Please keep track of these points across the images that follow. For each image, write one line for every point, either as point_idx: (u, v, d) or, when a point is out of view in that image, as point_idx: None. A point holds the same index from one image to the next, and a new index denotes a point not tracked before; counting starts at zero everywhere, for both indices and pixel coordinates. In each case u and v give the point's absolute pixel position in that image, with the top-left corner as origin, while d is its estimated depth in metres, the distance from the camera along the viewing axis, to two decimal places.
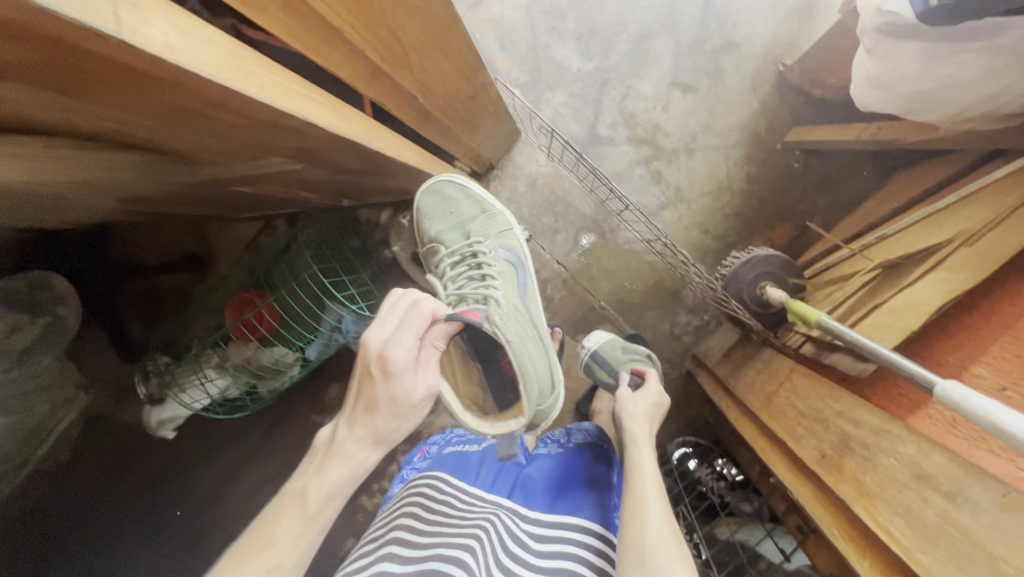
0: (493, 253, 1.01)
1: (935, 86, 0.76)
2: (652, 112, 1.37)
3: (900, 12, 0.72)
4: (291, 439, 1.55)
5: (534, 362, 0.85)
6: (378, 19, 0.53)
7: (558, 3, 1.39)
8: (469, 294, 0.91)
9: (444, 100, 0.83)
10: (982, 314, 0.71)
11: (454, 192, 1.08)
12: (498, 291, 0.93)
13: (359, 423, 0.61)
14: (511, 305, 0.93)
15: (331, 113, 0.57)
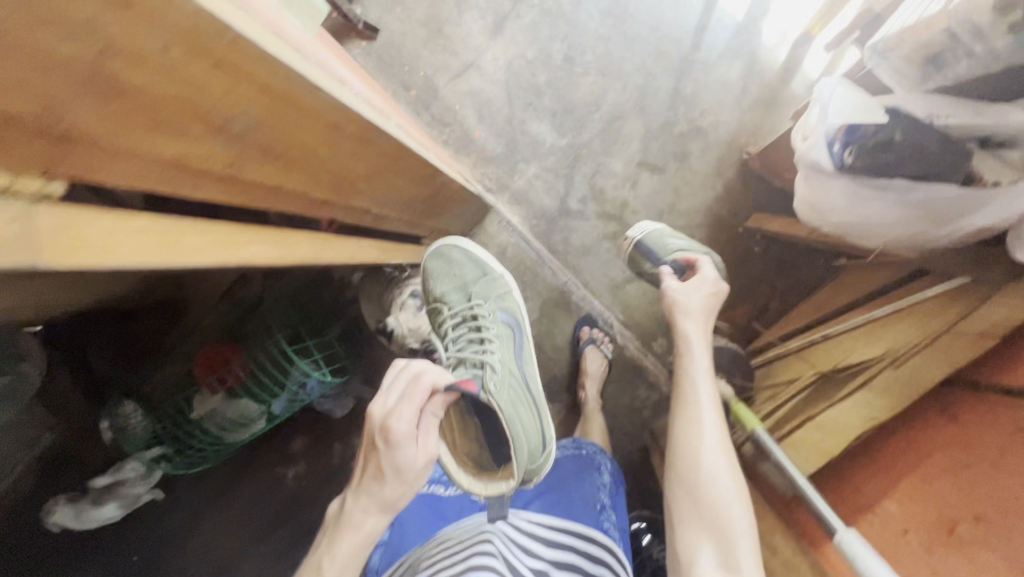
0: (492, 315, 1.05)
1: (861, 220, 0.81)
2: (620, 189, 1.42)
3: (820, 159, 0.78)
4: (251, 492, 1.53)
5: (523, 425, 0.85)
6: (325, 170, 0.57)
7: (535, 80, 1.44)
8: (467, 358, 0.96)
9: (404, 203, 0.87)
10: (900, 445, 0.76)
11: (459, 257, 1.14)
12: (496, 355, 0.97)
13: (368, 494, 0.70)
14: (505, 367, 0.96)
15: (274, 245, 0.59)
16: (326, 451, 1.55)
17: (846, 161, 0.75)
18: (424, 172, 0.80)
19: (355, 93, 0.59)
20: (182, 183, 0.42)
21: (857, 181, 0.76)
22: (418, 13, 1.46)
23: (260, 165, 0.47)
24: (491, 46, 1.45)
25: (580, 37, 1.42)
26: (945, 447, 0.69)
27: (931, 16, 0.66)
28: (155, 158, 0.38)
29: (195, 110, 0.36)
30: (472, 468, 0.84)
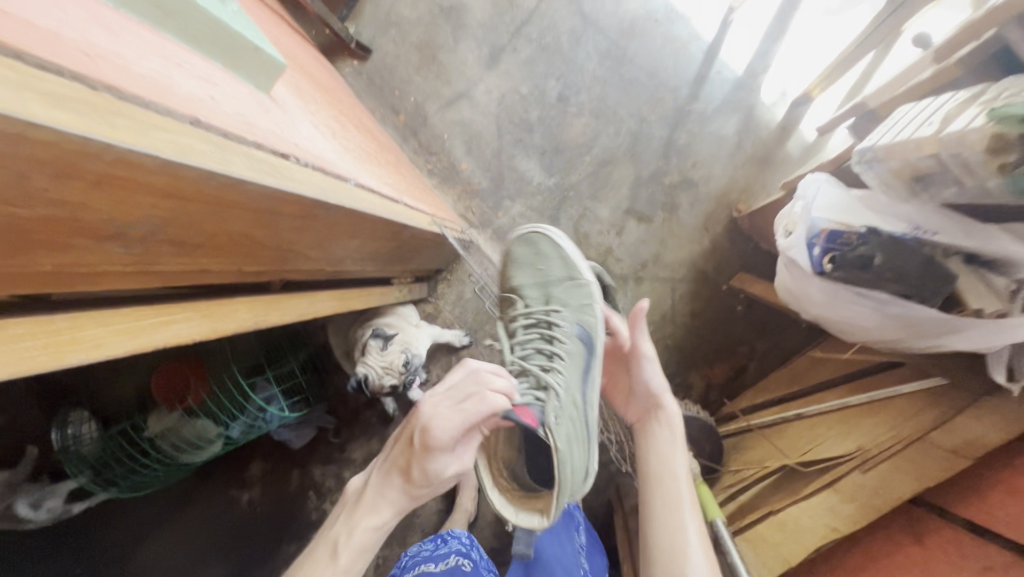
0: (567, 326, 0.82)
1: (843, 318, 0.84)
2: (605, 236, 1.39)
3: (804, 260, 0.80)
4: (200, 515, 1.45)
5: (575, 465, 0.71)
6: (264, 247, 0.53)
7: (527, 116, 1.41)
8: (530, 369, 0.79)
9: (367, 256, 0.82)
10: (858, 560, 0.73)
11: (548, 248, 0.88)
12: (562, 377, 0.78)
13: (393, 483, 0.65)
14: (570, 387, 0.78)
15: (205, 321, 0.55)
16: (284, 477, 1.50)
17: (825, 267, 0.78)
18: (386, 230, 0.76)
19: (303, 164, 0.55)
20: (70, 286, 0.38)
21: (834, 284, 0.79)
22: (413, 37, 1.42)
23: (174, 258, 0.43)
24: (485, 77, 1.41)
25: (576, 76, 1.39)
26: (906, 572, 0.66)
27: (915, 136, 0.68)
28: (28, 275, 0.33)
29: (70, 230, 0.32)
30: (510, 485, 0.79)
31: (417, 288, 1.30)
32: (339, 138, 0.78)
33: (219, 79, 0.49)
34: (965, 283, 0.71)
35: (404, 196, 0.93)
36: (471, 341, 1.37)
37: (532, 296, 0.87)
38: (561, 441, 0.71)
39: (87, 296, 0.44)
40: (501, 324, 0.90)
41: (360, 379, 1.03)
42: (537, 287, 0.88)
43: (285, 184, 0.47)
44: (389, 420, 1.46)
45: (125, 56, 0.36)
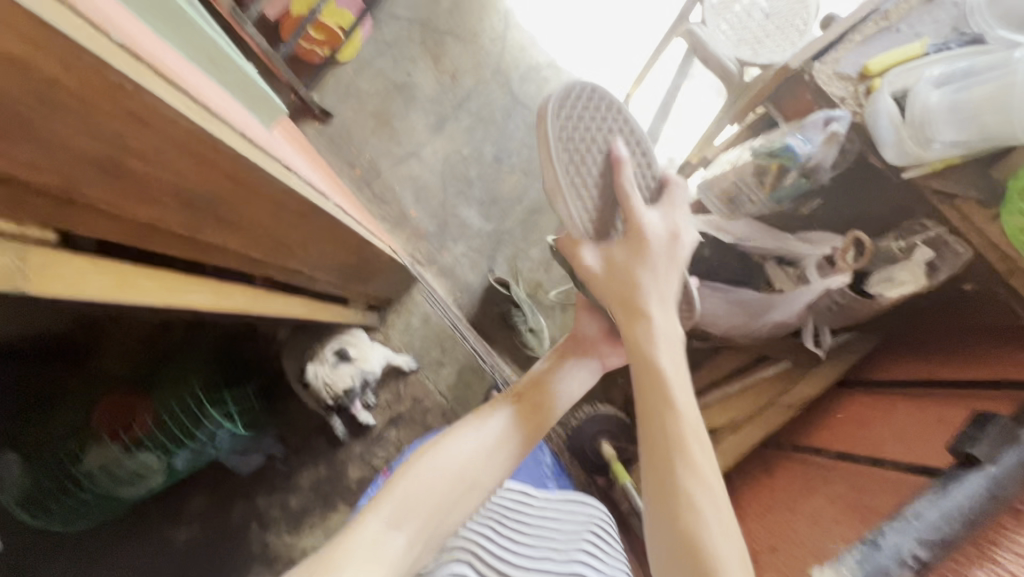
0: (879, 99, 0.76)
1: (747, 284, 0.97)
2: (535, 272, 1.63)
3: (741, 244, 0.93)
4: (131, 556, 1.41)
5: (905, 150, 0.74)
6: (268, 237, 0.70)
7: (468, 173, 1.66)
8: (911, 85, 0.74)
9: (335, 268, 0.98)
10: (739, 502, 0.93)
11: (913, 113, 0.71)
12: (886, 107, 0.75)
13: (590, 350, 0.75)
14: (901, 132, 0.73)
15: (214, 293, 0.70)
16: (227, 510, 1.48)
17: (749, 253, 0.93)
18: (356, 242, 0.94)
19: (301, 179, 0.74)
20: (148, 237, 0.54)
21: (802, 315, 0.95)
22: (370, 106, 1.67)
23: (215, 229, 0.60)
24: (432, 140, 1.67)
25: (508, 142, 1.68)
26: (772, 494, 0.86)
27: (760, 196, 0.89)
28: (133, 220, 0.50)
29: (176, 189, 0.49)
30: (925, 139, 0.71)
31: (369, 314, 1.48)
32: (318, 173, 0.97)
33: (249, 117, 0.68)
34: (775, 271, 0.93)
35: (368, 228, 1.12)
36: (418, 365, 1.54)
37: (890, 107, 0.74)
38: (908, 154, 0.73)
39: (136, 261, 0.58)
40: (919, 90, 0.72)
41: (307, 379, 1.22)
42: (912, 105, 0.72)
43: (294, 186, 0.65)
44: (337, 444, 1.52)
45: (203, 88, 0.54)
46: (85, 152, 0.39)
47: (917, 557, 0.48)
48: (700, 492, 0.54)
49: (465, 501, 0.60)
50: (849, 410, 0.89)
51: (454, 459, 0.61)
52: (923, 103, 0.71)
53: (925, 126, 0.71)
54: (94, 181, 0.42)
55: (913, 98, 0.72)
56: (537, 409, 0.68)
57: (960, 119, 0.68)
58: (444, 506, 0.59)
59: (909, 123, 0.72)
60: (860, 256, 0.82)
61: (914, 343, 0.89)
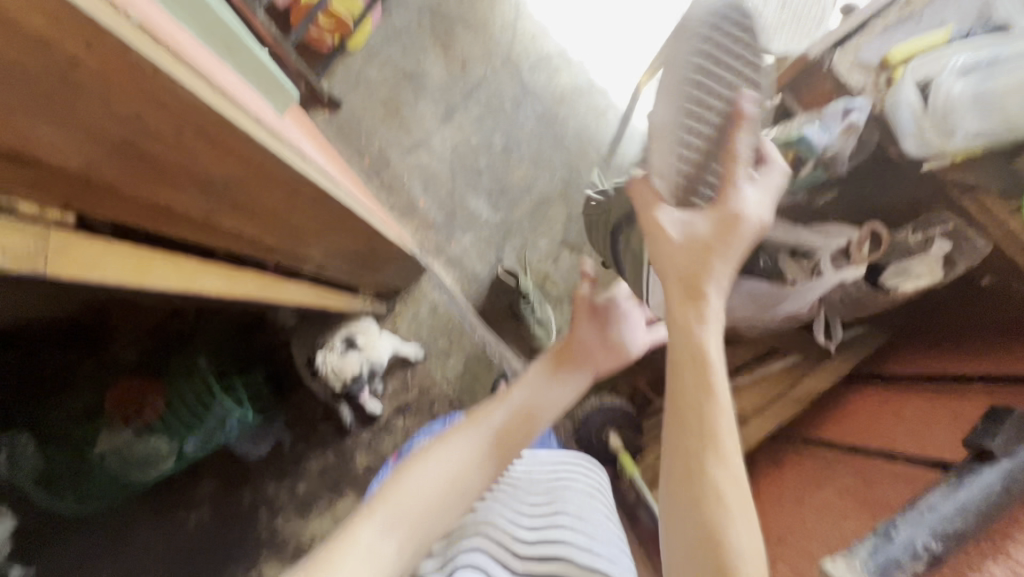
0: (901, 89, 0.74)
1: None
2: (544, 263, 1.62)
3: None
4: (142, 539, 1.43)
5: (930, 139, 0.73)
6: (281, 223, 0.70)
7: (477, 163, 1.66)
8: (934, 69, 0.72)
9: (345, 256, 0.98)
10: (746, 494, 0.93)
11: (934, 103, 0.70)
12: (909, 96, 0.73)
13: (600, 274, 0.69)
14: (923, 123, 0.72)
15: (227, 279, 0.70)
16: (237, 495, 1.50)
17: None
18: (367, 231, 0.94)
19: (314, 166, 0.74)
20: (164, 220, 0.54)
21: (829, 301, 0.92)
22: (379, 95, 1.66)
23: (230, 214, 0.60)
24: (441, 129, 1.67)
25: (517, 132, 1.67)
26: (780, 486, 0.86)
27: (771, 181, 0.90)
28: (150, 204, 0.50)
29: (192, 173, 0.49)
30: (949, 128, 0.70)
31: (378, 303, 1.48)
32: (330, 160, 0.96)
33: (262, 103, 0.68)
34: None
35: (377, 215, 1.11)
36: (426, 355, 1.55)
37: (913, 95, 0.73)
38: (934, 144, 0.72)
39: (151, 245, 0.58)
40: (942, 76, 0.70)
41: (313, 367, 1.22)
42: (934, 92, 0.70)
43: (308, 174, 0.65)
44: (345, 431, 1.53)
45: (219, 71, 0.54)
46: (104, 134, 0.39)
47: (930, 550, 0.48)
48: (725, 478, 0.48)
49: (442, 516, 0.73)
50: (859, 404, 0.89)
51: (437, 467, 0.77)
52: (945, 90, 0.69)
53: (948, 114, 0.69)
54: (114, 163, 0.43)
55: (935, 85, 0.70)
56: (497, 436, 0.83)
57: (983, 104, 0.66)
58: (427, 519, 0.72)
59: (931, 111, 0.71)
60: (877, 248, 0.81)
61: (926, 337, 0.88)
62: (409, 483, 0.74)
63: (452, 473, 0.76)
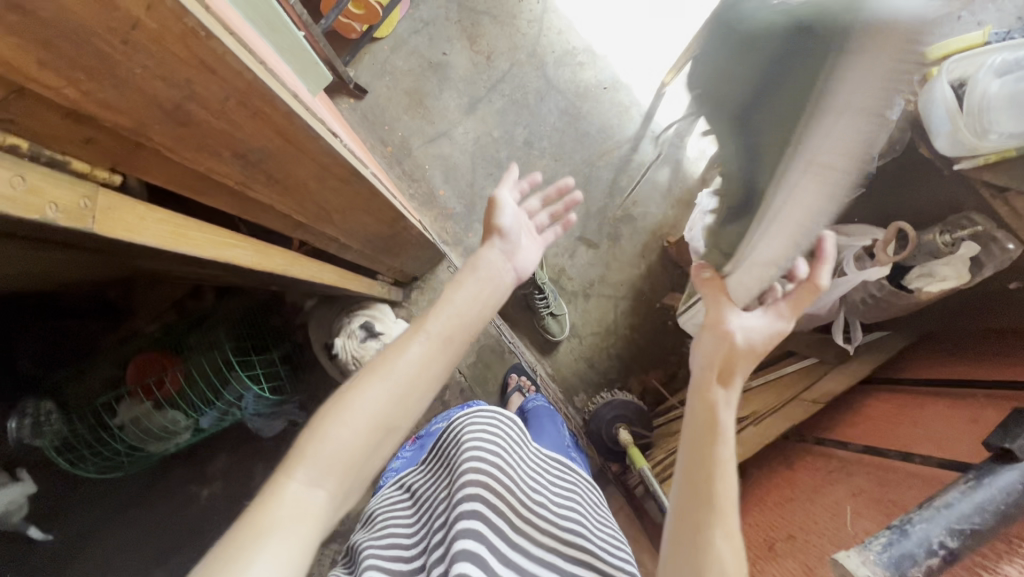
0: (937, 86, 0.74)
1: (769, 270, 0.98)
2: (560, 257, 1.63)
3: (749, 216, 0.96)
4: (156, 510, 1.47)
5: (964, 140, 0.73)
6: (310, 200, 0.72)
7: (498, 155, 1.67)
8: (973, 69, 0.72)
9: (367, 238, 0.99)
10: (760, 493, 0.92)
11: (970, 101, 0.70)
12: (945, 94, 0.73)
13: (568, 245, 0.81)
14: (958, 121, 0.72)
15: (255, 251, 0.72)
16: (249, 472, 1.53)
17: None
18: (390, 215, 0.96)
19: (342, 144, 0.75)
20: (202, 188, 0.56)
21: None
22: (404, 84, 1.68)
23: (263, 186, 0.61)
24: (463, 120, 1.68)
25: (539, 126, 1.68)
26: (794, 485, 0.86)
27: None
28: (190, 170, 0.52)
29: (231, 141, 0.51)
30: (984, 127, 0.70)
31: (395, 290, 1.50)
32: (356, 142, 0.98)
33: (295, 78, 0.69)
34: None
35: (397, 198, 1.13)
36: (439, 343, 1.56)
37: (947, 94, 0.73)
38: (967, 144, 0.72)
39: (187, 213, 0.60)
40: (981, 76, 0.70)
41: (332, 352, 1.23)
42: (972, 91, 0.70)
43: (337, 149, 0.66)
44: None
45: (260, 45, 0.56)
46: (157, 98, 0.41)
47: (946, 546, 0.47)
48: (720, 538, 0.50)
49: (380, 446, 0.55)
50: (875, 408, 0.88)
51: (370, 401, 0.55)
52: (983, 90, 0.69)
53: (982, 114, 0.69)
54: (159, 125, 0.44)
55: (973, 84, 0.71)
56: (444, 344, 0.61)
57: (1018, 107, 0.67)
58: (366, 452, 0.54)
59: (966, 109, 0.71)
60: (903, 248, 0.80)
61: (946, 343, 0.88)
62: (336, 422, 0.53)
63: (391, 401, 0.56)
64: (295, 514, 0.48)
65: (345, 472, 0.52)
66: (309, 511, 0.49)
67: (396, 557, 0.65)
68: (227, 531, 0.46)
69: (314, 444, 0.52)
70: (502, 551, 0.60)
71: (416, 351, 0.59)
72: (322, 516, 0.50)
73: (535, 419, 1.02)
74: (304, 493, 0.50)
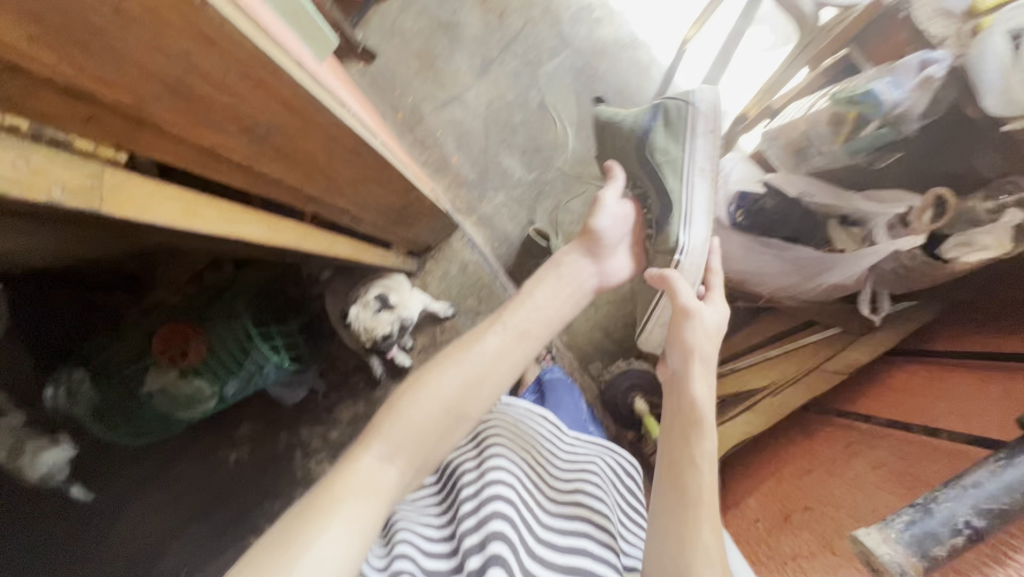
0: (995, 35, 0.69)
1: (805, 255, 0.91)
2: (576, 225, 1.59)
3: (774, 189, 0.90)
4: (188, 472, 1.54)
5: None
6: (320, 172, 0.70)
7: (512, 120, 1.62)
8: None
9: (379, 210, 0.98)
10: (778, 463, 0.91)
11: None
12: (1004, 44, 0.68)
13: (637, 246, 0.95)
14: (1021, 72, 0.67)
15: (267, 226, 0.71)
16: (273, 438, 1.59)
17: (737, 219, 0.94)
18: (401, 185, 0.94)
19: (351, 112, 0.73)
20: (210, 165, 0.55)
21: (748, 236, 0.92)
22: (413, 47, 1.62)
23: (272, 160, 0.60)
24: (476, 84, 1.62)
25: (554, 87, 1.62)
26: (812, 457, 0.85)
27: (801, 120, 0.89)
28: (194, 147, 0.51)
29: (236, 115, 0.49)
30: None
31: (409, 260, 1.50)
32: (365, 111, 0.95)
33: (299, 44, 0.67)
34: (838, 233, 0.88)
35: (408, 167, 1.10)
36: (455, 313, 1.56)
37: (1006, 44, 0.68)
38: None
39: (196, 189, 0.59)
40: None
41: (346, 322, 1.24)
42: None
43: (345, 119, 0.64)
44: (376, 383, 1.59)
45: (259, 10, 0.53)
46: (155, 72, 0.40)
47: (972, 526, 0.46)
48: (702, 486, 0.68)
49: (450, 432, 0.67)
50: (901, 379, 0.86)
51: (444, 388, 0.68)
52: None
53: None
54: (160, 100, 0.43)
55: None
56: (500, 352, 0.74)
57: None
58: (437, 435, 0.66)
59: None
60: (939, 216, 0.77)
61: (981, 313, 0.84)
62: (412, 401, 0.66)
63: (463, 390, 0.69)
64: (364, 488, 0.57)
65: (414, 449, 0.63)
66: (379, 486, 0.58)
67: (423, 534, 0.69)
68: (291, 513, 0.53)
69: (398, 416, 0.65)
70: (528, 524, 0.67)
71: (487, 348, 0.73)
72: (390, 493, 0.59)
73: (552, 392, 1.01)
74: (386, 468, 0.60)
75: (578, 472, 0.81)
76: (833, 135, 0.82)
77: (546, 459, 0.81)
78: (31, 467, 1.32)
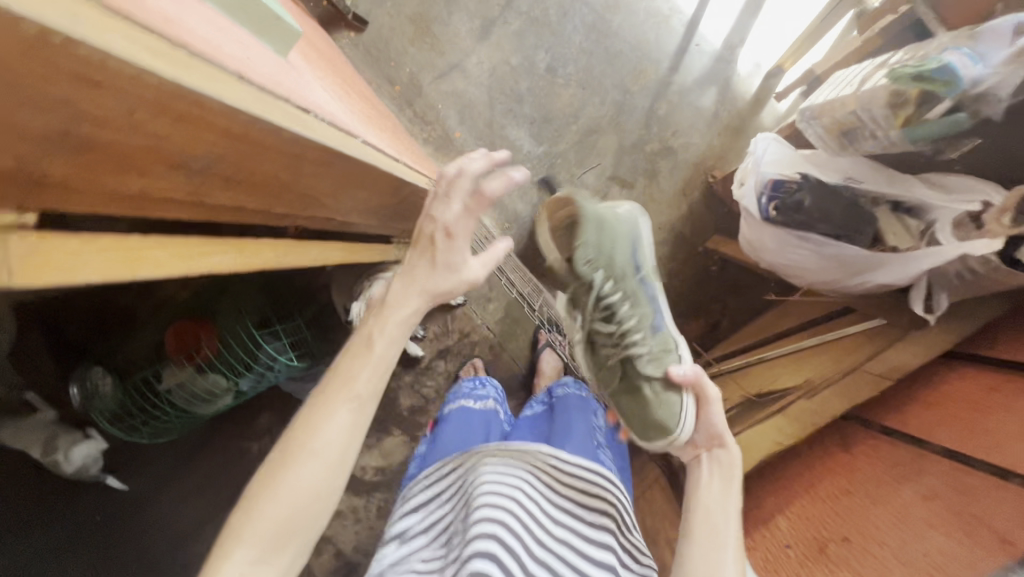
0: None
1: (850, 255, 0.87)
2: (590, 201, 1.48)
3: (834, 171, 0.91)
4: (213, 464, 1.56)
5: None
6: (287, 190, 0.62)
7: (518, 88, 1.48)
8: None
9: (370, 211, 0.90)
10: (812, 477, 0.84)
11: None
12: None
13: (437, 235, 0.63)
14: None
15: (246, 255, 0.66)
16: None
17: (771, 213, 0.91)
18: (391, 186, 0.85)
19: (321, 118, 0.64)
20: (148, 207, 0.48)
21: (779, 232, 0.90)
22: (407, 10, 1.47)
23: (232, 189, 0.53)
24: (477, 48, 1.48)
25: (564, 48, 1.46)
26: (851, 476, 0.78)
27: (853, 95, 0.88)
28: (121, 194, 0.43)
29: (162, 155, 0.41)
30: None
31: None
32: (345, 102, 0.85)
33: (253, 45, 0.57)
34: (891, 221, 0.87)
35: (402, 157, 1.01)
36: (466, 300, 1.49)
37: None
38: None
39: (142, 229, 0.52)
40: None
41: (347, 322, 1.19)
42: None
43: (302, 126, 0.54)
44: (389, 373, 1.55)
45: (183, 17, 0.44)
46: (35, 127, 0.32)
47: None
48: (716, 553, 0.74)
49: (318, 512, 0.62)
50: (959, 391, 0.77)
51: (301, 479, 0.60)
52: None
53: None
54: (55, 155, 0.35)
55: None
56: (369, 401, 0.64)
57: None
58: (307, 516, 0.61)
59: None
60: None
61: None
62: (268, 498, 0.59)
63: (328, 468, 0.62)
64: None
65: (282, 537, 0.60)
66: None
67: None
68: None
69: (250, 524, 0.59)
70: None
71: (342, 412, 0.62)
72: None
73: (563, 411, 0.95)
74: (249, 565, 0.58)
75: (569, 523, 0.75)
76: (892, 118, 0.80)
77: (539, 512, 0.73)
78: (67, 459, 1.35)
